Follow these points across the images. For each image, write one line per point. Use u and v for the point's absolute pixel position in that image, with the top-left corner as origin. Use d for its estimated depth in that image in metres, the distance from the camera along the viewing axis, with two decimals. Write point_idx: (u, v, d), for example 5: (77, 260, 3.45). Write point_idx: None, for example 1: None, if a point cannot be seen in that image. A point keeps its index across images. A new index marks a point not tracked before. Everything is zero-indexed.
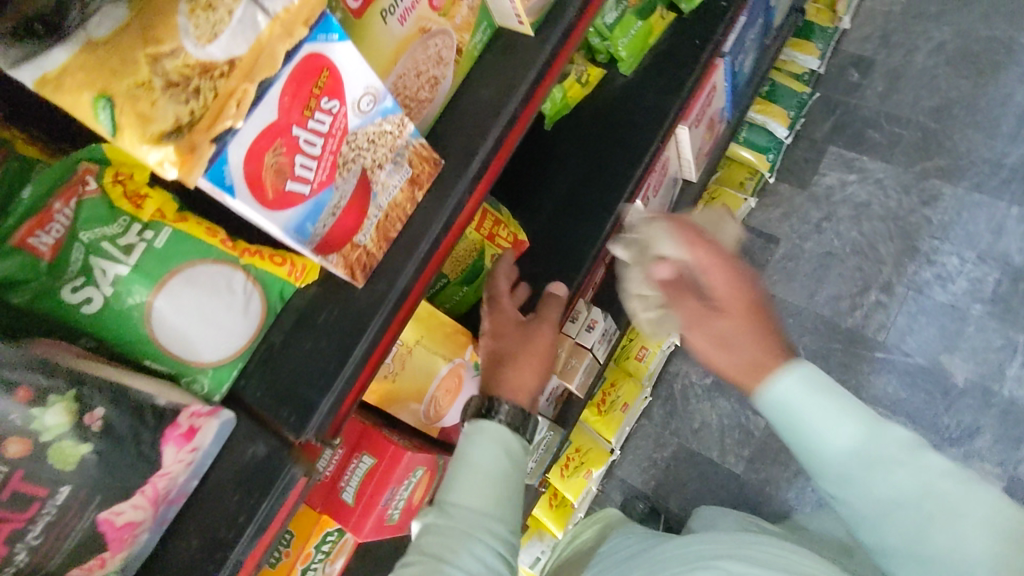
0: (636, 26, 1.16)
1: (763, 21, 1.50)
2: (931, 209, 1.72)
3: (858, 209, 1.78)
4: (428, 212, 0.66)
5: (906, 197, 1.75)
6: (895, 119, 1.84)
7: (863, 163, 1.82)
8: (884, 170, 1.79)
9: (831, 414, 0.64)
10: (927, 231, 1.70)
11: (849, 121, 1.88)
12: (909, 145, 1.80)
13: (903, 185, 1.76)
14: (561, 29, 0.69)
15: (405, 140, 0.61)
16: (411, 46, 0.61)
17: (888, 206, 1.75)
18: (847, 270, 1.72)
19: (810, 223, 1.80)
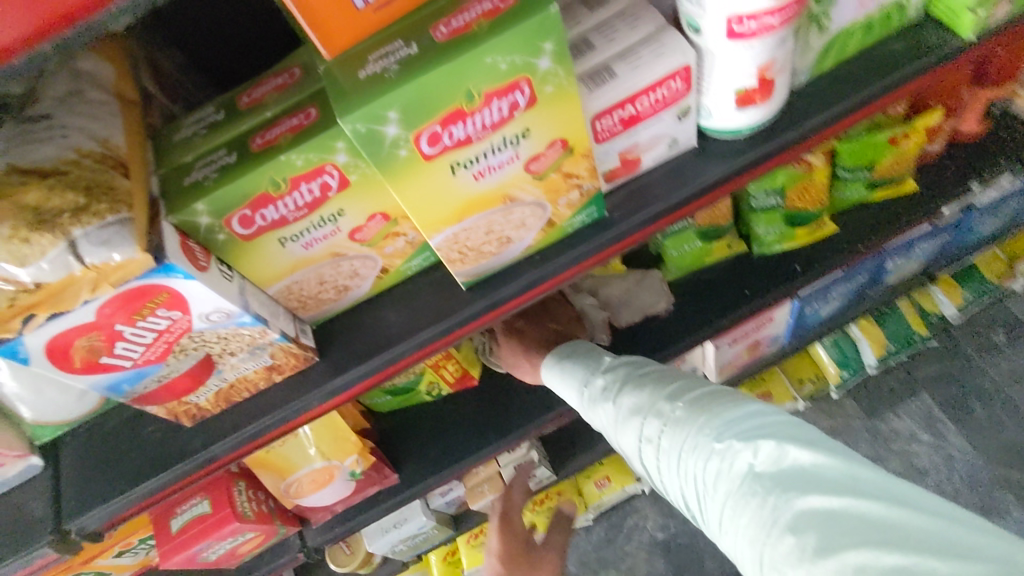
0: (693, 244, 1.07)
1: (870, 276, 1.31)
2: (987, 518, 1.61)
3: (913, 472, 1.71)
4: (282, 394, 0.67)
5: (969, 493, 1.64)
6: (1011, 408, 1.71)
7: (945, 429, 1.73)
8: (963, 451, 1.70)
9: (574, 362, 0.85)
10: None
11: (959, 380, 1.77)
12: (1009, 445, 1.68)
13: (974, 481, 1.66)
14: (486, 302, 0.65)
15: (267, 340, 0.62)
16: (317, 263, 0.61)
17: (942, 487, 1.67)
18: None
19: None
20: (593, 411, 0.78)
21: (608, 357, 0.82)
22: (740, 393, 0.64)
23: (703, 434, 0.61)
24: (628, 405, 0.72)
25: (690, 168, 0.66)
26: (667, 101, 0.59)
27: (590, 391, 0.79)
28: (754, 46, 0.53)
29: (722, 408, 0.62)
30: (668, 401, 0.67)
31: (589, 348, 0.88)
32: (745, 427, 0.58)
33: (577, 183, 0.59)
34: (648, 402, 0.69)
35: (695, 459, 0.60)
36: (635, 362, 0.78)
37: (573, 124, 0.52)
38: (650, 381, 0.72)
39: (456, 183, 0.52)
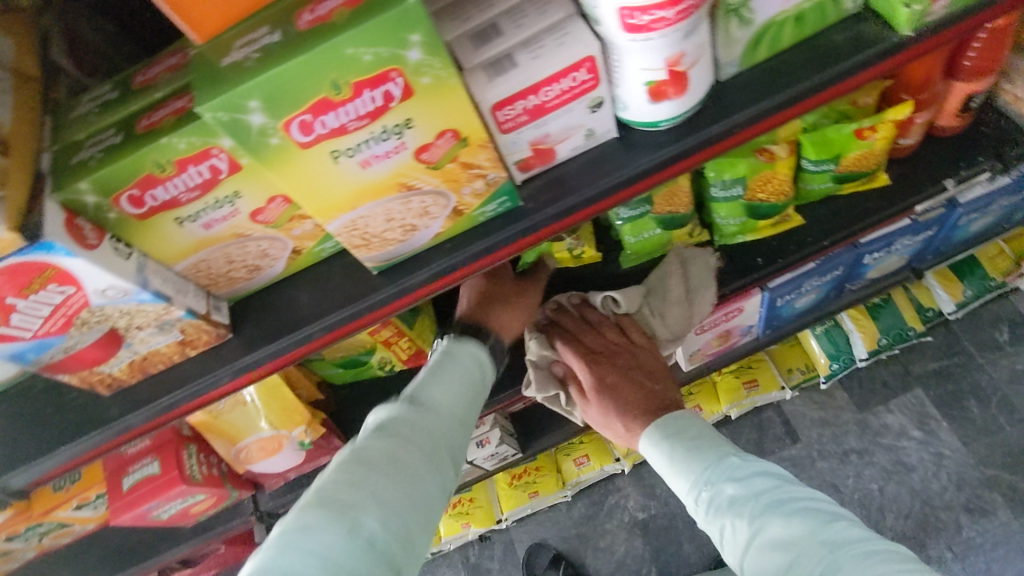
0: (652, 232, 1.03)
1: (846, 270, 1.27)
2: (971, 519, 1.59)
3: (898, 468, 1.68)
4: (195, 368, 0.68)
5: (955, 492, 1.62)
6: (1007, 408, 1.67)
7: (939, 427, 1.69)
8: (955, 450, 1.66)
9: (695, 453, 0.85)
10: (947, 537, 1.58)
11: (956, 376, 1.73)
12: (1001, 445, 1.64)
13: (962, 480, 1.63)
14: (395, 288, 0.65)
15: (174, 317, 0.62)
16: (222, 243, 0.61)
17: (928, 485, 1.65)
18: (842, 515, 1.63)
19: (839, 448, 1.74)
20: (719, 521, 0.77)
21: (738, 461, 0.81)
22: (903, 555, 0.62)
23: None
24: (764, 532, 0.71)
25: (610, 160, 0.64)
26: (573, 92, 0.57)
27: (718, 497, 0.78)
28: (654, 38, 0.51)
29: (879, 559, 0.61)
30: (818, 537, 0.66)
31: (709, 437, 0.87)
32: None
33: (480, 174, 0.58)
34: (794, 539, 0.67)
35: None
36: (775, 478, 0.77)
37: (460, 115, 0.51)
38: (798, 511, 0.71)
39: (340, 172, 0.51)
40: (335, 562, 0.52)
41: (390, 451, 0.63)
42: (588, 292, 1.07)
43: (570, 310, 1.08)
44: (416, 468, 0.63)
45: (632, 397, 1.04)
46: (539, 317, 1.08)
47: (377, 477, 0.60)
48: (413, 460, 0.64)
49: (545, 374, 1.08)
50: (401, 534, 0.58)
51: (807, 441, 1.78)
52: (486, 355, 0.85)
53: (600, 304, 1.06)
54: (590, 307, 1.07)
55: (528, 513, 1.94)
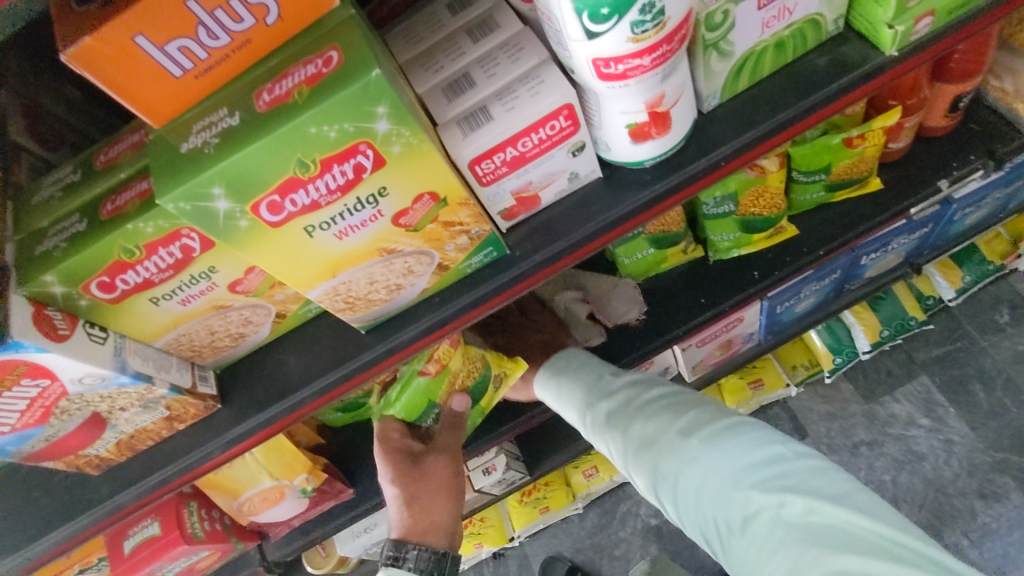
0: (646, 252, 1.01)
1: (844, 272, 1.25)
2: (985, 504, 1.57)
3: (908, 457, 1.66)
4: (184, 441, 0.66)
5: (966, 478, 1.60)
6: (1014, 391, 1.65)
7: (946, 414, 1.68)
8: (964, 435, 1.65)
9: (578, 378, 0.86)
10: (962, 524, 1.56)
11: (960, 361, 1.72)
12: (1010, 427, 1.62)
13: (973, 466, 1.61)
14: (385, 348, 0.63)
15: (157, 396, 0.60)
16: (201, 316, 0.59)
17: (939, 473, 1.63)
18: None
19: (848, 441, 1.72)
20: (601, 437, 0.79)
21: (613, 377, 0.83)
22: (754, 427, 0.67)
23: (722, 481, 0.64)
24: (641, 438, 0.74)
25: (597, 201, 0.62)
26: (551, 140, 0.55)
27: (600, 417, 0.79)
28: (632, 85, 0.49)
29: (738, 443, 0.66)
30: (683, 433, 0.70)
31: (592, 360, 0.89)
32: (766, 477, 0.62)
33: (463, 229, 0.56)
34: (665, 435, 0.71)
35: (714, 502, 0.64)
36: (645, 387, 0.79)
37: (436, 177, 0.49)
38: (667, 413, 0.74)
39: (316, 245, 0.49)
40: None
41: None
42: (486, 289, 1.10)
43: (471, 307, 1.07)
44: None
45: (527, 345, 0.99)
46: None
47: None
48: None
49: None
50: None
51: (815, 436, 1.76)
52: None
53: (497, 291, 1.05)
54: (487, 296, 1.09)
55: (539, 528, 1.92)
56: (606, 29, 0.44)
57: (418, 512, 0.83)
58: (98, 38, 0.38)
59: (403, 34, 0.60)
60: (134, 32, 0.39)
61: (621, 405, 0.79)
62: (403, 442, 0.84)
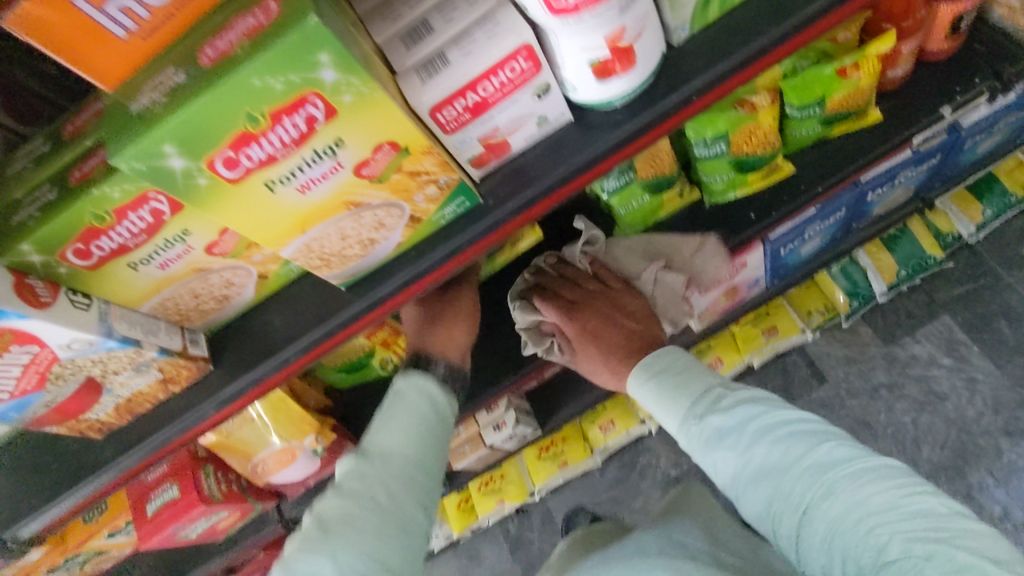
0: (643, 199, 1.00)
1: (850, 210, 1.22)
2: (1011, 442, 1.59)
3: (931, 397, 1.68)
4: (179, 403, 0.68)
5: (993, 416, 1.62)
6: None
7: (970, 352, 1.67)
8: (989, 374, 1.65)
9: (682, 387, 0.79)
10: (988, 463, 1.59)
11: (984, 299, 1.70)
12: None
13: (999, 403, 1.62)
14: (365, 303, 0.64)
15: (148, 358, 0.62)
16: (184, 280, 0.60)
17: (963, 411, 1.64)
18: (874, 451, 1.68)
19: (868, 385, 1.73)
20: (704, 453, 0.73)
21: (725, 389, 0.75)
22: (902, 473, 0.61)
23: (864, 527, 0.59)
24: (758, 463, 0.67)
25: (568, 144, 0.62)
26: (514, 84, 0.54)
27: (703, 430, 0.73)
28: (586, 20, 0.48)
29: (887, 489, 0.60)
30: (813, 468, 0.64)
31: (692, 365, 0.82)
32: (923, 534, 0.56)
33: (430, 179, 0.56)
34: (791, 464, 0.65)
35: (859, 554, 0.59)
36: (756, 398, 0.72)
37: (392, 126, 0.49)
38: (788, 434, 0.67)
39: (279, 200, 0.50)
40: None
41: (338, 533, 0.60)
42: (563, 249, 1.05)
43: (547, 270, 1.04)
44: (377, 553, 0.59)
45: (615, 342, 0.97)
46: (522, 284, 1.05)
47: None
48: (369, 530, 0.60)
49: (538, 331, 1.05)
50: None
51: (835, 381, 1.77)
52: (438, 386, 0.74)
53: (577, 255, 1.03)
54: (567, 263, 1.04)
55: (557, 485, 1.94)
56: None
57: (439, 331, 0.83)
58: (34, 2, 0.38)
59: None
60: None
61: (734, 420, 0.71)
62: None
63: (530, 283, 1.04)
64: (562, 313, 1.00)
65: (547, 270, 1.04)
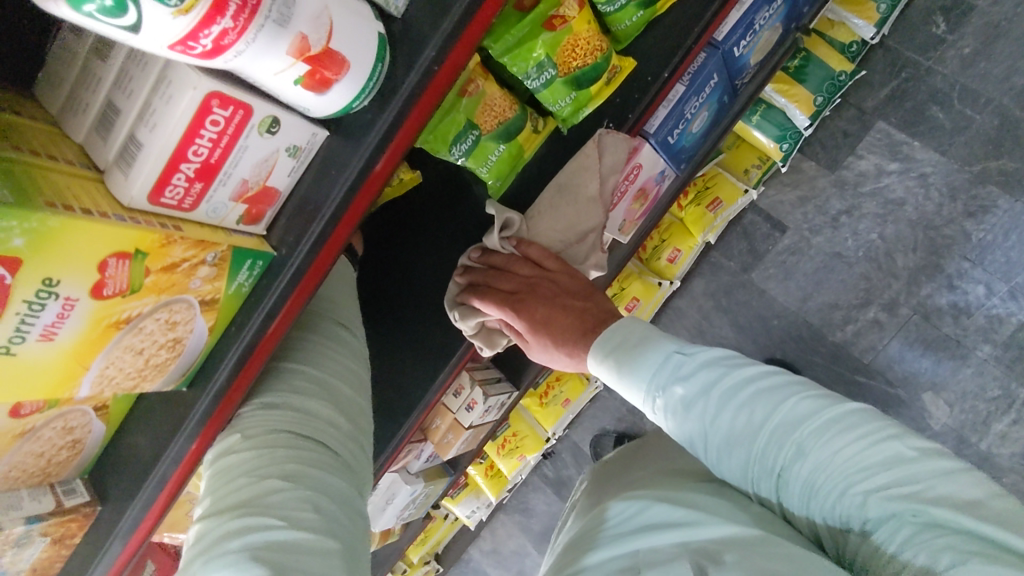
0: (499, 151, 0.93)
1: (723, 72, 1.16)
2: (975, 222, 1.57)
3: (889, 206, 1.66)
4: (83, 556, 0.66)
5: (950, 203, 1.59)
6: (971, 98, 1.56)
7: (912, 150, 1.62)
8: (936, 164, 1.60)
9: (640, 359, 0.78)
10: (959, 250, 1.58)
11: (912, 92, 1.62)
12: (977, 136, 1.56)
13: (953, 189, 1.59)
14: (211, 393, 0.61)
15: (22, 533, 0.59)
16: (16, 447, 0.57)
17: (922, 210, 1.62)
18: (850, 277, 1.70)
19: (827, 217, 1.72)
20: (674, 422, 0.73)
21: (681, 356, 0.75)
22: (868, 423, 0.61)
23: (834, 480, 0.60)
24: (726, 430, 0.68)
25: (336, 160, 0.56)
26: (228, 134, 0.49)
27: (671, 402, 0.73)
28: (246, 50, 0.42)
29: (853, 439, 0.60)
30: (779, 429, 0.64)
31: (645, 336, 0.80)
32: (889, 485, 0.57)
33: (194, 262, 0.51)
34: (760, 428, 0.66)
35: (835, 501, 0.60)
36: (720, 363, 0.72)
37: (100, 241, 0.44)
38: (758, 399, 0.67)
39: (27, 354, 0.46)
40: (259, 465, 0.59)
41: (290, 359, 0.69)
42: (484, 240, 0.99)
43: (475, 266, 0.98)
44: (329, 368, 0.70)
45: (563, 325, 0.90)
46: (455, 289, 0.99)
47: (294, 454, 0.60)
48: (320, 358, 0.70)
49: (487, 332, 1.01)
50: (322, 425, 0.65)
51: (795, 225, 1.77)
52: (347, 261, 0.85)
53: (498, 244, 0.96)
54: (492, 254, 0.98)
55: (568, 419, 2.02)
56: (139, 13, 0.36)
57: None
58: None
59: (50, 80, 0.54)
60: None
61: (696, 389, 0.71)
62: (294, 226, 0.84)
63: (462, 285, 0.99)
64: (505, 310, 0.94)
65: (475, 266, 0.98)
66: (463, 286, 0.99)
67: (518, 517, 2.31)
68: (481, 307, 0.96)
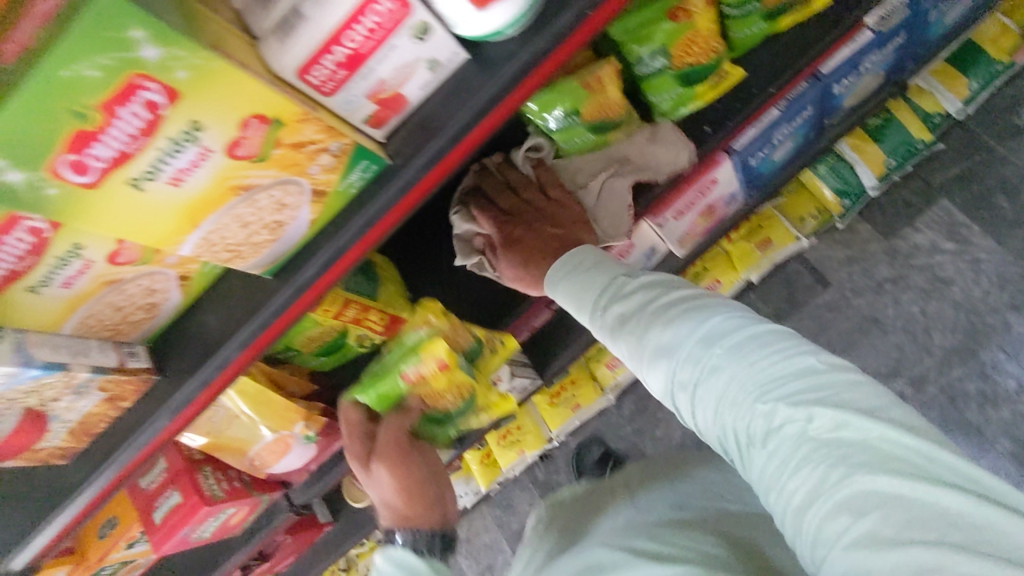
0: (587, 136, 0.91)
1: (818, 107, 1.17)
2: (1018, 315, 1.56)
3: (935, 284, 1.64)
4: (131, 420, 0.67)
5: (998, 292, 1.58)
6: None
7: (970, 233, 1.62)
8: (991, 252, 1.60)
9: (587, 278, 0.75)
10: (998, 339, 1.57)
11: (979, 176, 1.63)
12: None
13: (1003, 279, 1.58)
14: (291, 289, 0.61)
15: (85, 380, 0.60)
16: (96, 295, 0.58)
17: (969, 294, 1.61)
18: (884, 345, 1.66)
19: (872, 281, 1.69)
20: (614, 342, 0.71)
21: (626, 277, 0.73)
22: (784, 337, 0.60)
23: (744, 392, 0.58)
24: (656, 343, 0.65)
25: (468, 85, 0.57)
26: (385, 28, 0.49)
27: (611, 320, 0.70)
28: None
29: (771, 354, 0.58)
30: (702, 343, 0.62)
31: (604, 259, 0.78)
32: (797, 394, 0.55)
33: (319, 147, 0.52)
34: (684, 343, 0.63)
35: (739, 416, 0.58)
36: (661, 286, 0.70)
37: (248, 95, 0.45)
38: (687, 315, 0.64)
39: (152, 196, 0.46)
40: None
41: None
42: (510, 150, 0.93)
43: (492, 170, 0.93)
44: None
45: (542, 244, 0.85)
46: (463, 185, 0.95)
47: None
48: None
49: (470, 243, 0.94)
50: None
51: (839, 283, 1.72)
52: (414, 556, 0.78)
53: (521, 160, 0.91)
54: (511, 165, 0.92)
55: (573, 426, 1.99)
56: None
57: (394, 485, 0.87)
58: None
59: None
60: None
61: (634, 306, 0.69)
62: (367, 424, 0.92)
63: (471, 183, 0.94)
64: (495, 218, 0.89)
65: (491, 170, 0.93)
66: (469, 185, 0.94)
67: (499, 512, 2.29)
68: (476, 214, 0.91)
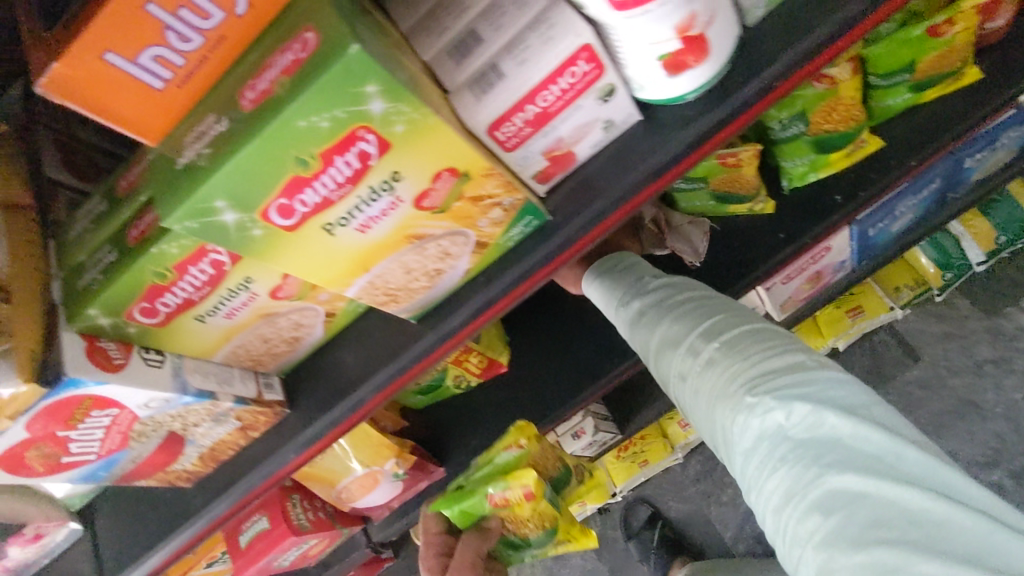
0: (709, 202, 0.93)
1: (946, 180, 1.12)
2: None
3: None
4: (258, 449, 0.68)
5: None
6: None
7: None
8: None
9: (616, 279, 0.75)
10: None
11: None
12: None
13: None
14: (435, 337, 0.61)
15: (226, 409, 0.61)
16: (251, 327, 0.59)
17: None
18: (983, 431, 1.52)
19: (971, 361, 1.56)
20: (625, 334, 0.70)
21: (650, 276, 0.72)
22: (785, 339, 0.58)
23: (731, 383, 0.56)
24: (660, 335, 0.64)
25: (638, 148, 0.56)
26: (576, 89, 0.49)
27: (627, 314, 0.69)
28: (653, 9, 0.43)
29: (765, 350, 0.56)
30: (702, 335, 0.60)
31: (637, 265, 0.77)
32: (783, 386, 0.53)
33: (493, 201, 0.52)
34: (685, 335, 0.62)
35: (724, 409, 0.56)
36: (676, 283, 0.69)
37: (447, 150, 0.45)
38: (693, 309, 0.64)
39: (339, 241, 0.47)
40: None
41: None
42: None
43: None
44: None
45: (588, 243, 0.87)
46: None
47: None
48: None
49: None
50: None
51: (930, 358, 1.60)
52: None
53: None
54: None
55: (640, 482, 1.88)
56: None
57: None
58: (67, 65, 0.36)
59: None
60: (104, 50, 0.36)
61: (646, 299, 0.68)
62: (447, 543, 0.97)
63: None
64: None
65: None
66: None
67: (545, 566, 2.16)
68: None
